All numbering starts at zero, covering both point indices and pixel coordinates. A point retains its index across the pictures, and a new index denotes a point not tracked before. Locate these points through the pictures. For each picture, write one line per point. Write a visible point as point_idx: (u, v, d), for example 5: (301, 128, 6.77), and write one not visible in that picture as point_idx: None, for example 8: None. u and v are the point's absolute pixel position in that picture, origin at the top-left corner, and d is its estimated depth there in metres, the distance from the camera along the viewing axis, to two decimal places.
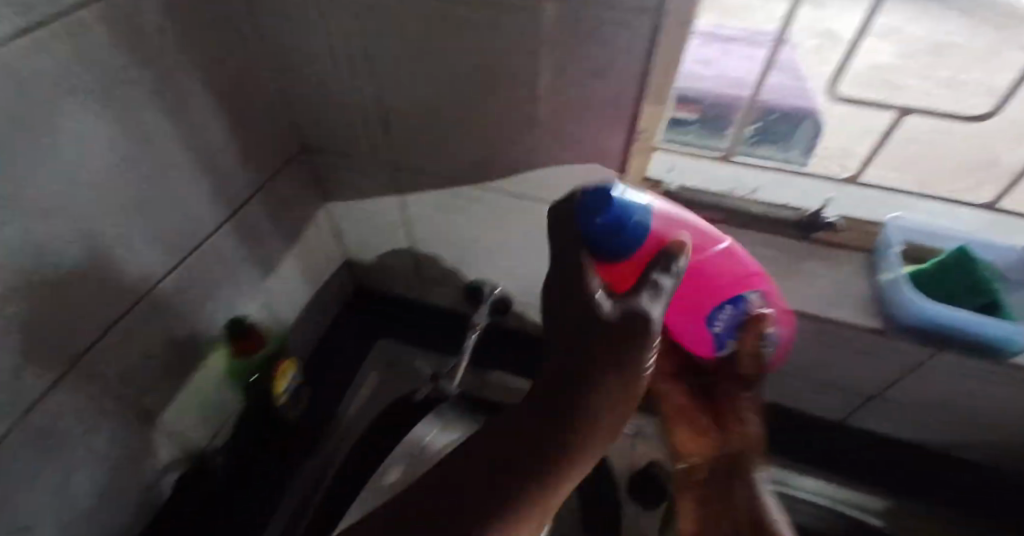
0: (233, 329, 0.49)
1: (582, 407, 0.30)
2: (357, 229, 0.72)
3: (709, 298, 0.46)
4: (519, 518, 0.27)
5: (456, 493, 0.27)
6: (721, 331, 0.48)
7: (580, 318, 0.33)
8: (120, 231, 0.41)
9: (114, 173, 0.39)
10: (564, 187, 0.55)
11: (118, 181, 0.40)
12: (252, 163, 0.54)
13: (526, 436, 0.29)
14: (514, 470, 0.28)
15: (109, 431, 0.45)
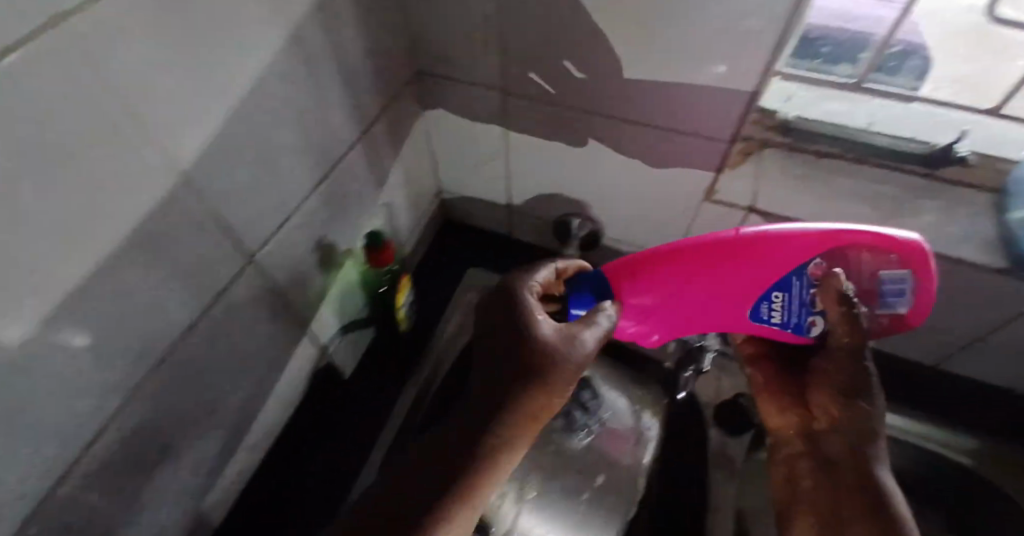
0: (372, 243, 0.54)
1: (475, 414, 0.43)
2: (457, 160, 0.74)
3: (756, 292, 0.46)
4: (469, 475, 0.41)
5: (440, 462, 0.42)
6: (786, 317, 0.47)
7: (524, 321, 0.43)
8: (285, 141, 0.43)
9: (281, 91, 0.41)
10: (682, 116, 0.54)
11: (284, 98, 0.41)
12: (378, 87, 0.55)
13: (485, 405, 0.43)
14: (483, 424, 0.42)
15: (268, 330, 0.50)
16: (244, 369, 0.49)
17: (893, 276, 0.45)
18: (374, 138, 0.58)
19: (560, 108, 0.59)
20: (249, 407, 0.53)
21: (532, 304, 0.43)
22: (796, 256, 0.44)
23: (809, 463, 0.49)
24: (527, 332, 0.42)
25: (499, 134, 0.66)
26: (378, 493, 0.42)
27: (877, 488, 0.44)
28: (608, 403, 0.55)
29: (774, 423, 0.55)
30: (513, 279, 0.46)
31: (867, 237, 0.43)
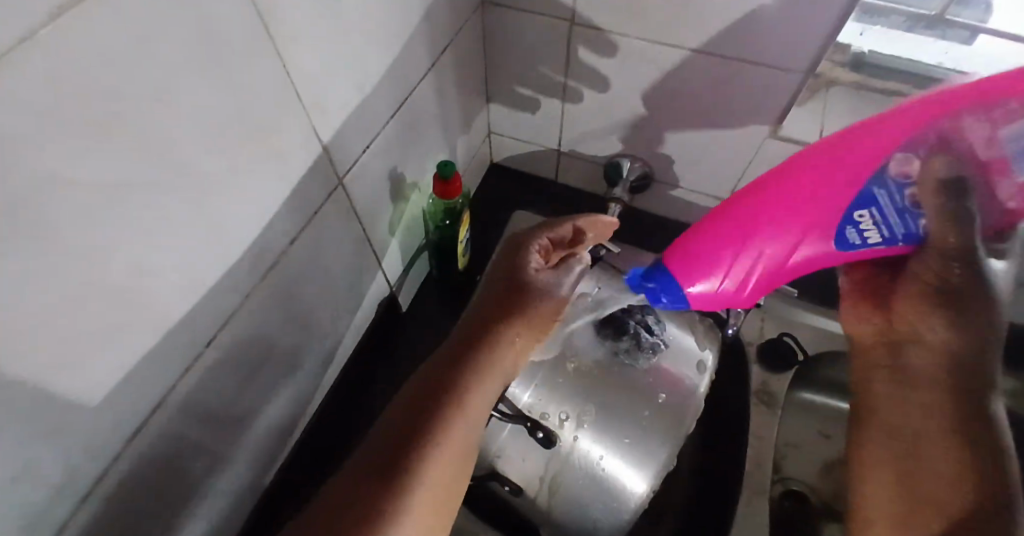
0: (442, 173, 0.53)
1: (464, 355, 0.45)
2: (512, 99, 0.74)
3: (834, 213, 0.43)
4: (440, 419, 0.42)
5: (422, 389, 0.44)
6: (885, 233, 0.43)
7: (519, 274, 0.48)
8: (371, 61, 0.44)
9: (369, 10, 0.41)
10: (755, 48, 0.54)
11: (372, 19, 0.42)
12: (451, 17, 0.55)
13: (472, 335, 0.47)
14: (466, 359, 0.45)
15: (351, 253, 0.52)
16: (331, 291, 0.51)
17: (1021, 129, 0.36)
18: (445, 71, 0.58)
19: (628, 39, 0.58)
20: (330, 331, 0.55)
21: (531, 258, 0.49)
22: (871, 160, 0.41)
23: (886, 368, 0.47)
24: (520, 284, 0.48)
25: (562, 69, 0.66)
26: (369, 452, 0.42)
27: (964, 412, 0.41)
28: (672, 329, 0.56)
29: (854, 326, 0.51)
30: (511, 243, 0.51)
31: (960, 107, 0.38)
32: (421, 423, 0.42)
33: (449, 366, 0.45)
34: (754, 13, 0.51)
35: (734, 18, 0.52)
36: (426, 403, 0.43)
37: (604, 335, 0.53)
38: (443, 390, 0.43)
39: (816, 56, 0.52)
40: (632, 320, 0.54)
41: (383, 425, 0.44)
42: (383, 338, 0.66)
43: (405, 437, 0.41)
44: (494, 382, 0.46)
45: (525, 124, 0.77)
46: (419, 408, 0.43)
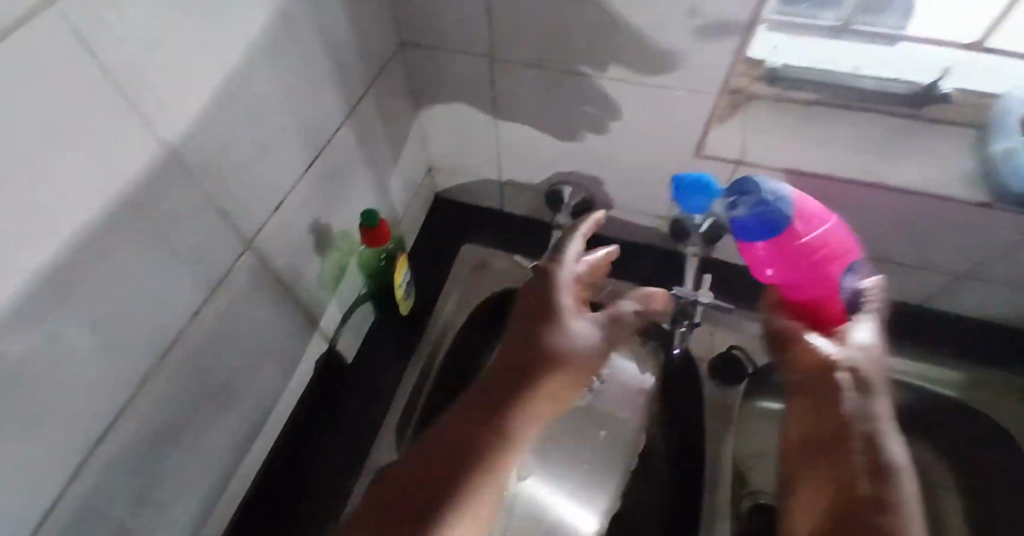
0: (366, 221, 0.51)
1: (508, 399, 0.43)
2: (447, 133, 0.73)
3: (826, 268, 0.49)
4: (478, 468, 0.39)
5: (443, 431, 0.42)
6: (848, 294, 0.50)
7: (544, 306, 0.46)
8: (276, 119, 0.42)
9: (266, 67, 0.40)
10: (671, 71, 0.54)
11: (272, 75, 0.41)
12: (363, 62, 0.53)
13: (508, 380, 0.44)
14: (508, 401, 0.43)
15: (275, 311, 0.50)
16: (255, 352, 0.49)
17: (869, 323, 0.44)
18: (367, 113, 0.57)
19: (551, 69, 0.58)
20: (261, 394, 0.53)
21: (563, 284, 0.46)
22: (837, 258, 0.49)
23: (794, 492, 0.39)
24: (549, 316, 0.45)
25: (490, 103, 0.65)
26: (382, 504, 0.38)
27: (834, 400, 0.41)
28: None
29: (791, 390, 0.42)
30: (547, 263, 0.49)
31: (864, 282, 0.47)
32: (451, 471, 0.39)
33: (484, 411, 0.42)
34: (668, 38, 0.51)
35: (646, 44, 0.52)
36: (456, 448, 0.40)
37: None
38: (459, 429, 0.42)
39: (727, 76, 0.52)
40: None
41: (399, 474, 0.40)
42: (332, 388, 0.66)
43: (422, 488, 0.38)
44: (533, 418, 0.43)
45: (462, 156, 0.76)
46: (452, 458, 0.40)
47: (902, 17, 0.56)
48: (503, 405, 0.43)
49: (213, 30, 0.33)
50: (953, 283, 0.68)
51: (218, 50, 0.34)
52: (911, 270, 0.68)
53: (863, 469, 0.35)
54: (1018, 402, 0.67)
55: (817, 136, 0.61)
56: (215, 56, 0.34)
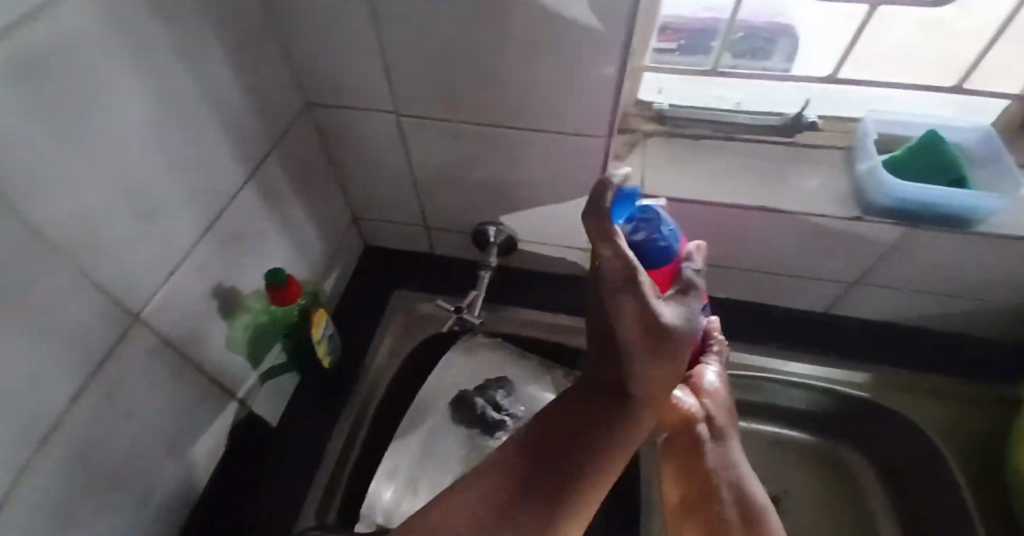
0: (273, 279, 0.51)
1: (607, 421, 0.43)
2: (365, 186, 0.74)
3: None
4: (579, 496, 0.41)
5: (561, 455, 0.42)
6: None
7: (653, 321, 0.41)
8: (159, 188, 0.43)
9: (142, 142, 0.40)
10: (562, 119, 0.57)
11: (151, 149, 0.41)
12: (261, 126, 0.54)
13: (585, 404, 0.44)
14: (619, 429, 0.43)
15: (172, 381, 0.48)
16: (151, 426, 0.48)
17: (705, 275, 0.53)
18: (272, 174, 0.58)
19: (451, 122, 0.61)
20: (164, 469, 0.51)
21: (652, 298, 0.41)
22: None
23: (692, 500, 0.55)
24: (656, 332, 0.42)
25: (403, 154, 0.67)
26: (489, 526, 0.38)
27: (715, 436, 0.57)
28: (521, 400, 0.71)
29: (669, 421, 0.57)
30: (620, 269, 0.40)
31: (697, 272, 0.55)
32: (571, 493, 0.41)
33: (609, 439, 0.42)
34: (552, 90, 0.54)
35: (532, 96, 0.55)
36: (560, 477, 0.41)
37: (459, 414, 0.69)
38: (574, 454, 0.42)
39: (610, 121, 0.56)
40: (479, 399, 0.70)
41: (505, 511, 0.39)
42: (256, 447, 0.63)
43: (558, 514, 0.40)
44: (640, 427, 0.45)
45: (383, 207, 0.77)
46: (547, 477, 0.40)
47: (785, 58, 0.63)
48: (618, 434, 0.43)
49: (74, 116, 0.34)
50: (852, 291, 0.72)
51: (85, 127, 0.35)
52: (813, 282, 0.73)
53: (734, 518, 0.53)
54: (925, 399, 0.71)
55: (708, 166, 0.66)
56: (83, 133, 0.35)
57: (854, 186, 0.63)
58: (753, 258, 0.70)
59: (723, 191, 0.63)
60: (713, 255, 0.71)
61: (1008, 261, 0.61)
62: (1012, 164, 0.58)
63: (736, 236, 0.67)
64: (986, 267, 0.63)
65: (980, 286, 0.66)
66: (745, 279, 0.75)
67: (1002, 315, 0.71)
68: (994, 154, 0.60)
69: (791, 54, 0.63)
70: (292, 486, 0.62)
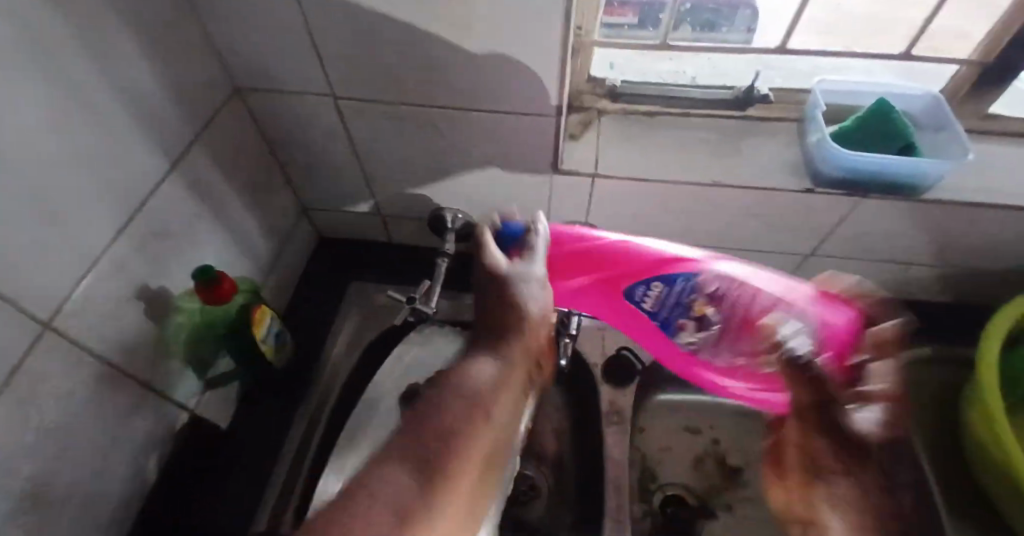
0: (204, 277, 0.49)
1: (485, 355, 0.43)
2: (309, 175, 0.71)
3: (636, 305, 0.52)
4: (462, 431, 0.33)
5: (450, 390, 0.37)
6: (654, 306, 0.51)
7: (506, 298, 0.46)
8: (64, 188, 0.39)
9: (39, 141, 0.37)
10: (506, 99, 0.55)
11: (50, 148, 0.38)
12: (182, 117, 0.51)
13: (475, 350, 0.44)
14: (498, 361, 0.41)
15: (98, 390, 0.46)
16: (77, 439, 0.45)
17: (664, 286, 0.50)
18: (199, 166, 0.54)
19: (392, 105, 0.58)
20: (100, 482, 0.48)
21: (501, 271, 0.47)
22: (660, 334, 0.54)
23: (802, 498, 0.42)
24: (510, 305, 0.46)
25: (346, 141, 0.64)
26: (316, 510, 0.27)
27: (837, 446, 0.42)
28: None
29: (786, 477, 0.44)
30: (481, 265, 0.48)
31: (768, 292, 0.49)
32: (447, 437, 0.32)
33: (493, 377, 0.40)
34: (493, 68, 0.51)
35: (473, 77, 0.53)
36: (435, 418, 0.34)
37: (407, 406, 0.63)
38: (457, 393, 0.37)
39: (556, 100, 0.54)
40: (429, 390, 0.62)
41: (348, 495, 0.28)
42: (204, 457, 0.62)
43: (434, 462, 0.31)
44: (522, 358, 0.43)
45: (330, 195, 0.74)
46: (424, 421, 0.33)
47: (744, 30, 0.62)
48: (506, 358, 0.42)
49: None
50: (805, 263, 0.73)
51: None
52: (768, 256, 0.73)
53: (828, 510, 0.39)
54: None
55: (658, 141, 0.65)
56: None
57: (806, 158, 0.62)
58: (708, 234, 0.70)
59: (673, 166, 0.62)
60: (670, 233, 0.71)
61: (953, 227, 0.62)
62: (960, 128, 0.58)
63: (688, 212, 0.66)
64: (932, 234, 0.64)
65: (927, 253, 0.67)
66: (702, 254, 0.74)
67: (950, 280, 0.72)
68: (942, 121, 0.60)
69: (750, 25, 0.62)
70: (242, 494, 0.60)
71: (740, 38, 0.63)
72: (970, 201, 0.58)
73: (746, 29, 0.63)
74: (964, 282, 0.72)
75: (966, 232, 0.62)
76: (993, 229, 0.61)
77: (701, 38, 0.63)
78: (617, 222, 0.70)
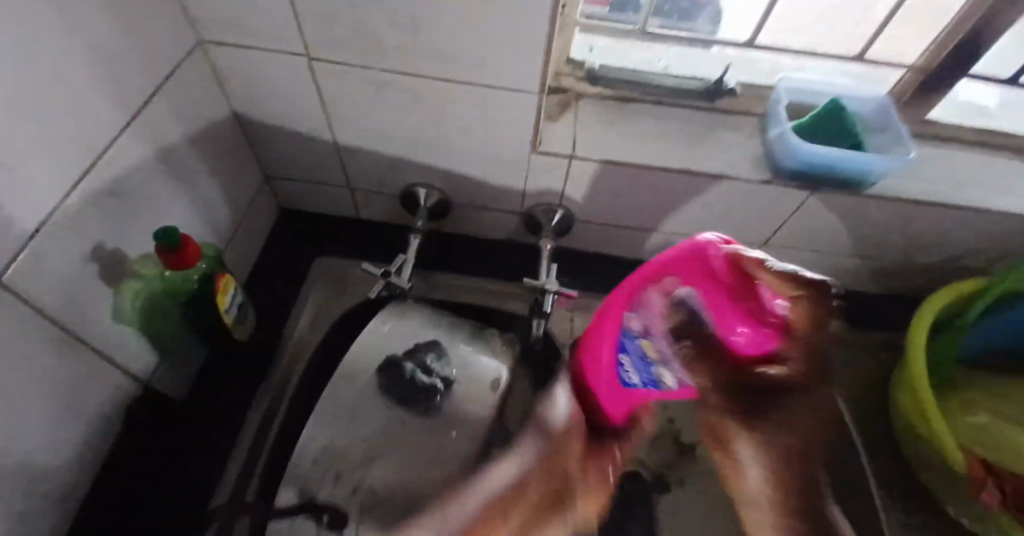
0: (166, 239, 0.46)
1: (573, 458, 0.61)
2: (273, 141, 0.68)
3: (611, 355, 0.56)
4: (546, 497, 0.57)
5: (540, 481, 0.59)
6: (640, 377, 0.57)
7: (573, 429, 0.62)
8: (16, 132, 0.36)
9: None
10: (491, 72, 0.54)
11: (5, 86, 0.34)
12: (142, 67, 0.47)
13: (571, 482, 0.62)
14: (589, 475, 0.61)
15: (46, 355, 0.42)
16: (24, 409, 0.42)
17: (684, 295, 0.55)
18: (159, 122, 0.51)
19: (373, 71, 0.56)
20: (45, 452, 0.45)
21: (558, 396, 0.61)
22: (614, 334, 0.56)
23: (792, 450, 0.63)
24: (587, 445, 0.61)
25: (318, 107, 0.62)
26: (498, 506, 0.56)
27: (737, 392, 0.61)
28: (454, 364, 0.62)
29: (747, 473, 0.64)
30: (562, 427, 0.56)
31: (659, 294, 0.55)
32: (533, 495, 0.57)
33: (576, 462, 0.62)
34: (482, 39, 0.51)
35: (460, 48, 0.52)
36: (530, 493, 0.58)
37: (384, 381, 0.59)
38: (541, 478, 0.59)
39: (541, 77, 0.54)
40: (408, 364, 0.60)
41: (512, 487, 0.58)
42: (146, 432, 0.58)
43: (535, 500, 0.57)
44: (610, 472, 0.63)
45: (297, 165, 0.71)
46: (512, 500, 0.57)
47: (711, 21, 0.67)
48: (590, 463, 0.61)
49: None
50: (758, 252, 0.77)
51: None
52: (726, 244, 0.77)
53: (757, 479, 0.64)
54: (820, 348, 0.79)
55: (632, 126, 0.66)
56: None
57: (766, 150, 0.66)
58: (673, 220, 0.73)
59: (645, 151, 0.64)
60: (640, 217, 0.73)
61: (892, 221, 0.68)
62: (903, 128, 0.63)
63: (655, 197, 0.68)
64: (873, 228, 0.69)
65: (867, 245, 0.73)
66: (667, 239, 0.77)
67: (884, 271, 0.79)
68: (888, 121, 0.64)
69: (715, 18, 0.67)
70: (207, 469, 0.62)
71: (703, 29, 0.67)
72: (909, 195, 0.64)
73: (710, 19, 0.67)
74: (895, 272, 0.79)
75: (902, 226, 0.68)
76: (925, 226, 0.68)
77: (666, 27, 0.67)
78: (591, 205, 0.72)
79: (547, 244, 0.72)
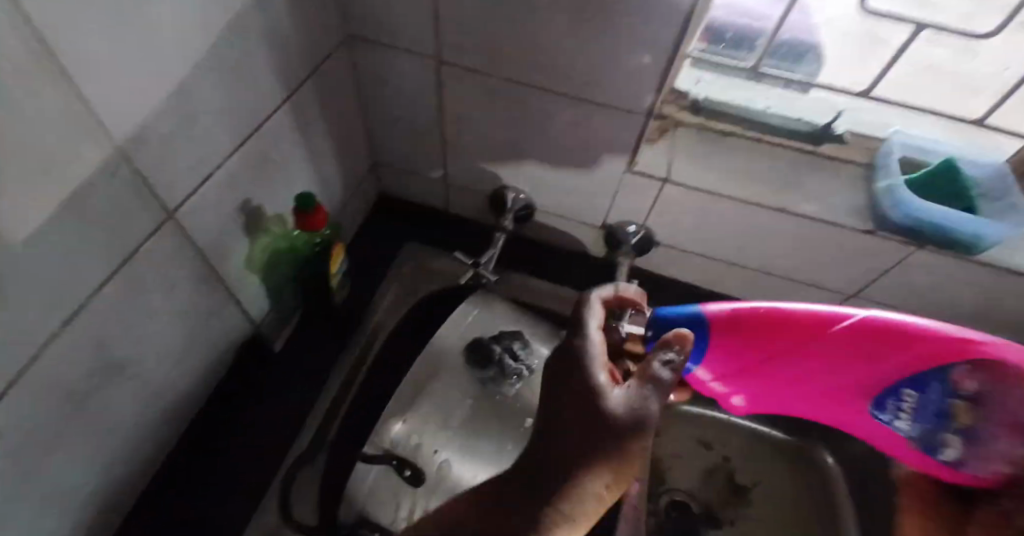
0: (303, 204, 0.52)
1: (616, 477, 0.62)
2: (389, 131, 0.74)
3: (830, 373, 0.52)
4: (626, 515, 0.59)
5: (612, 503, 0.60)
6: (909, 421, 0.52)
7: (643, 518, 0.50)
8: (194, 92, 0.41)
9: (189, 49, 0.39)
10: (605, 91, 0.57)
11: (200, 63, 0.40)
12: (301, 53, 0.54)
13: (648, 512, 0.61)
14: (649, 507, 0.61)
15: (192, 286, 0.50)
16: (168, 329, 0.49)
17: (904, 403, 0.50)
18: (305, 104, 0.58)
19: (491, 77, 0.60)
20: (171, 371, 0.52)
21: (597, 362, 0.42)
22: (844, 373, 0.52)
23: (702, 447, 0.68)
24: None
25: (436, 107, 0.67)
26: None
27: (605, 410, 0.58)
28: (536, 355, 0.65)
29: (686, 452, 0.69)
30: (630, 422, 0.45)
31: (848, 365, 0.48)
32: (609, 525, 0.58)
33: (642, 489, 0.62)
34: (600, 62, 0.54)
35: (579, 67, 0.55)
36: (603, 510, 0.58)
37: (470, 362, 0.62)
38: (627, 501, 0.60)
39: (652, 102, 0.56)
40: (497, 348, 0.62)
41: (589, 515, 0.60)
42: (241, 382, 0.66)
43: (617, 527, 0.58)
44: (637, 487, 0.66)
45: (405, 156, 0.77)
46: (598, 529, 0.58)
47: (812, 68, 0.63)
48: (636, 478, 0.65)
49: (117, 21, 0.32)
50: (844, 302, 0.76)
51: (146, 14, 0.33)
52: (810, 288, 0.76)
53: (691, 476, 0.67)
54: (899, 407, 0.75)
55: (730, 159, 0.67)
56: (123, 19, 0.32)
57: (871, 200, 0.64)
58: (757, 256, 0.73)
59: (741, 185, 0.65)
60: (723, 246, 0.74)
61: (999, 291, 0.64)
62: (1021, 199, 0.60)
63: (742, 230, 0.69)
64: (975, 294, 0.67)
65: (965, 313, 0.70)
66: (748, 274, 0.78)
67: None
68: (1003, 189, 0.62)
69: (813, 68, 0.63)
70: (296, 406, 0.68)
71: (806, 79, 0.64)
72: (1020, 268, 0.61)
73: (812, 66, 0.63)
74: None
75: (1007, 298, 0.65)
76: None
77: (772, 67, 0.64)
78: (673, 230, 0.74)
79: (624, 263, 0.74)
